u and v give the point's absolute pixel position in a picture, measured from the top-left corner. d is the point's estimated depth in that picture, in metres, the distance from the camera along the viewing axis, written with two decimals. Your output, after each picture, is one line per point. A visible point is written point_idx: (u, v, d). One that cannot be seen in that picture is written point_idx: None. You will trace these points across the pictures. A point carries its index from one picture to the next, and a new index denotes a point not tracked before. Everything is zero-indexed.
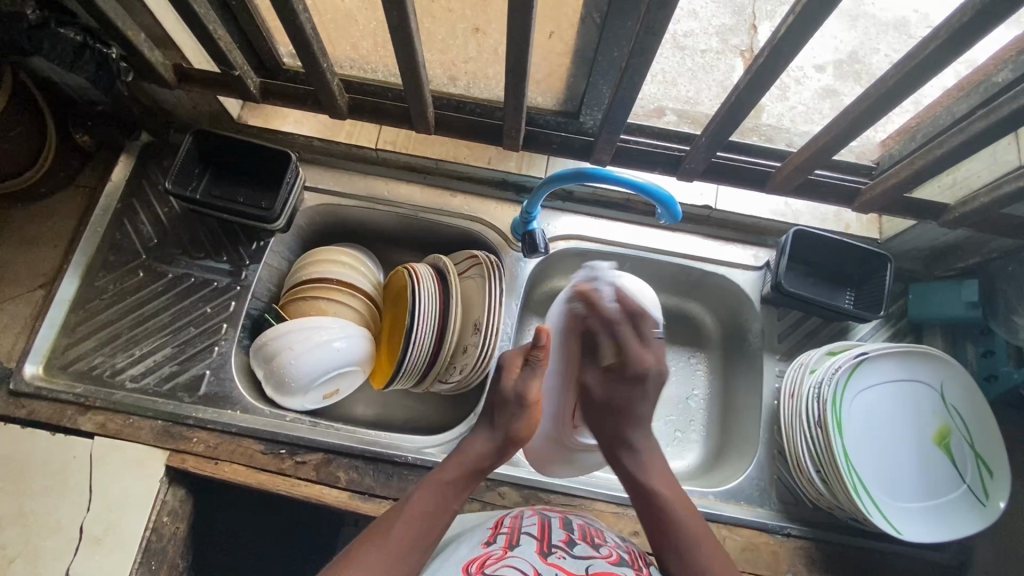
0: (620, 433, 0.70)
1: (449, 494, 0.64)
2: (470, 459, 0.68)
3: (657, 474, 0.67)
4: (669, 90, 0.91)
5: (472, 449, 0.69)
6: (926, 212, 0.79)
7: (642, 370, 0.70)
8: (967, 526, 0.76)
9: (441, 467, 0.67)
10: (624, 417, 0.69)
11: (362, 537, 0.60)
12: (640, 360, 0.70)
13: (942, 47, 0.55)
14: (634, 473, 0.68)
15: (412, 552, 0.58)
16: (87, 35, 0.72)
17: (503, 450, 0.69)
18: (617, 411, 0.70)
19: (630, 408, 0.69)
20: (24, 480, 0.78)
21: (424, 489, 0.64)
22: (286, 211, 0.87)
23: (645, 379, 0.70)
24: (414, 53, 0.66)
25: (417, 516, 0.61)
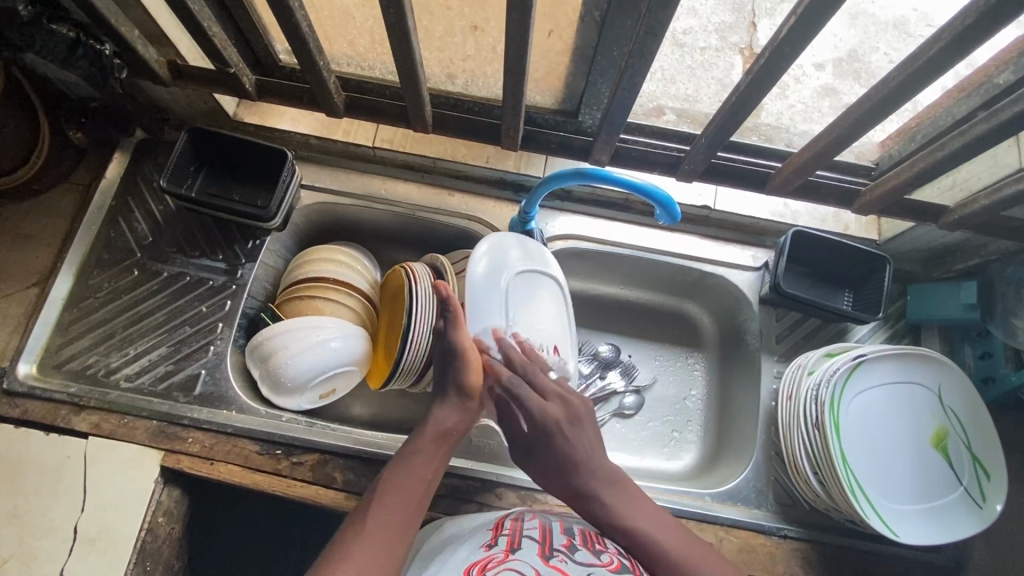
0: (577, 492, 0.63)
1: (420, 466, 0.63)
2: (433, 426, 0.66)
3: (630, 511, 0.62)
4: (668, 88, 0.90)
5: (437, 418, 0.67)
6: (925, 214, 0.79)
7: (550, 426, 0.65)
8: (964, 530, 0.77)
9: (408, 445, 0.65)
10: (566, 471, 0.64)
11: (338, 535, 0.57)
12: (545, 416, 0.66)
13: (945, 49, 0.54)
14: (610, 521, 0.61)
15: (395, 540, 0.56)
16: (80, 30, 0.71)
17: (468, 407, 0.69)
18: (559, 468, 0.64)
19: (568, 459, 0.64)
20: (17, 481, 0.77)
21: (394, 469, 0.62)
22: (282, 209, 0.86)
23: (557, 430, 0.65)
24: (411, 52, 0.65)
25: (394, 501, 0.59)
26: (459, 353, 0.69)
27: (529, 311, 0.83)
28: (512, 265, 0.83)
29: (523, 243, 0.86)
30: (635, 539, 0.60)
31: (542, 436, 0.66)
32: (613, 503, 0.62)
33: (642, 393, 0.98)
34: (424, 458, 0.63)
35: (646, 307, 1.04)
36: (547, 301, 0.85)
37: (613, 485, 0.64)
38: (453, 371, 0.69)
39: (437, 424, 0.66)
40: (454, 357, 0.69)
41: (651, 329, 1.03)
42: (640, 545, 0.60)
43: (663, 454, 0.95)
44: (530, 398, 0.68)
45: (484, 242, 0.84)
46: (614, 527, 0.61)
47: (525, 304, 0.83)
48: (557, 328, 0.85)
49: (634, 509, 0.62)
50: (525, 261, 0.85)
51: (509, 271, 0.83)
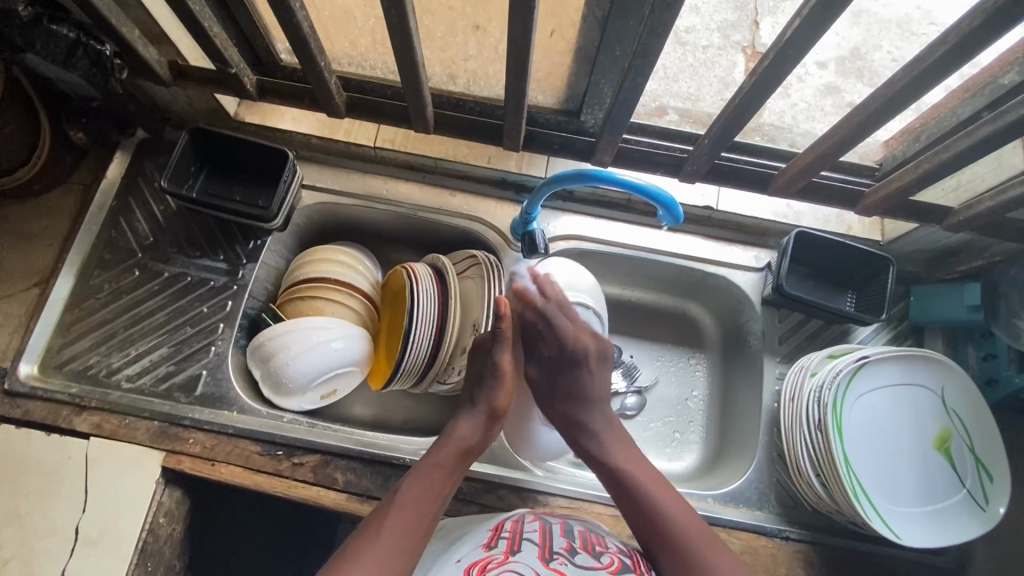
0: (581, 419, 0.73)
1: (438, 479, 0.65)
2: (456, 441, 0.70)
3: (618, 448, 0.71)
4: (670, 86, 0.91)
5: (460, 433, 0.70)
6: (929, 215, 0.78)
7: (578, 358, 0.75)
8: (967, 532, 0.76)
9: (428, 455, 0.68)
10: (576, 398, 0.74)
11: (356, 532, 0.60)
12: (577, 349, 0.75)
13: (952, 51, 0.54)
14: (600, 450, 0.71)
15: (409, 544, 0.59)
16: (81, 31, 0.71)
17: (491, 431, 0.73)
18: (571, 393, 0.75)
19: (582, 389, 0.74)
20: (19, 482, 0.77)
21: (412, 478, 0.65)
22: (283, 210, 0.86)
23: (583, 362, 0.75)
24: (413, 53, 0.65)
25: (411, 507, 0.62)
26: (498, 371, 0.73)
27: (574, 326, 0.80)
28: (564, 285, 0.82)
29: (573, 268, 0.83)
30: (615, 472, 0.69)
31: (568, 365, 0.75)
32: (606, 438, 0.72)
33: (644, 394, 0.97)
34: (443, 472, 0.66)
35: (647, 308, 1.03)
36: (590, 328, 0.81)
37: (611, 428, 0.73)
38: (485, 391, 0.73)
39: (458, 441, 0.70)
40: (491, 376, 0.73)
41: (652, 329, 1.03)
42: (626, 489, 0.67)
43: (665, 455, 0.95)
44: (564, 331, 0.76)
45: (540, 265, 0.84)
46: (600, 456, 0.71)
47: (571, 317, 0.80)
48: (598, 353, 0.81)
49: (623, 450, 0.71)
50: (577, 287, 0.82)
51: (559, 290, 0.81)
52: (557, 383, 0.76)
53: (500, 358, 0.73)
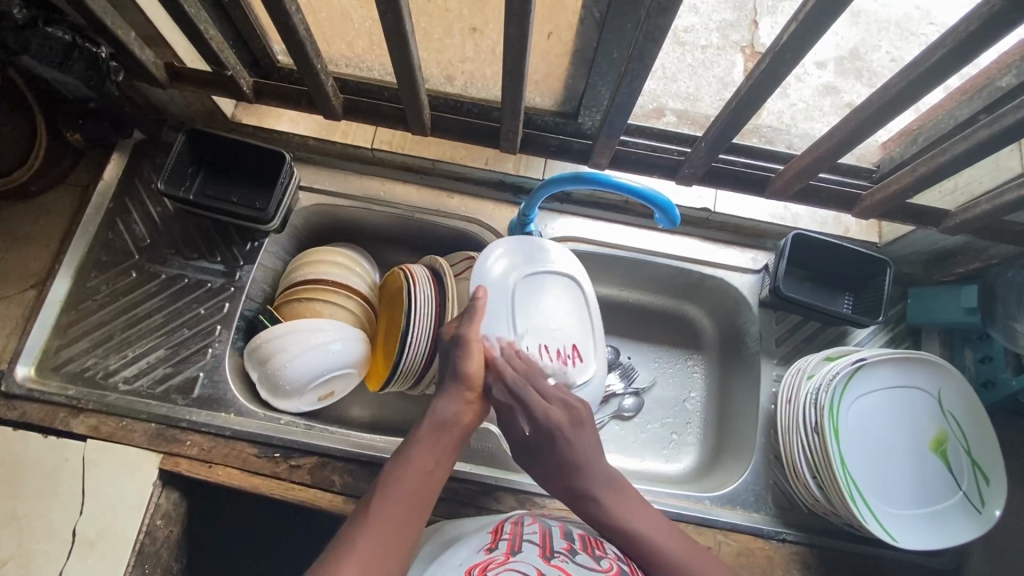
0: (576, 489, 0.61)
1: (422, 459, 0.60)
2: (433, 416, 0.64)
3: (629, 511, 0.60)
4: (669, 86, 0.90)
5: (436, 410, 0.65)
6: (926, 218, 0.79)
7: (554, 430, 0.63)
8: (963, 534, 0.76)
9: (410, 436, 0.63)
10: (564, 470, 0.62)
11: (341, 532, 0.55)
12: (548, 418, 0.64)
13: (948, 55, 0.54)
14: (610, 523, 0.59)
15: (400, 541, 0.54)
16: (76, 34, 0.71)
17: (467, 399, 0.66)
18: (557, 468, 0.62)
19: (570, 458, 0.62)
20: (16, 483, 0.77)
21: (393, 468, 0.60)
22: (280, 212, 0.86)
23: (560, 433, 0.63)
24: (409, 55, 0.65)
25: (398, 501, 0.57)
26: (461, 341, 0.69)
27: (549, 315, 0.82)
28: (541, 265, 0.83)
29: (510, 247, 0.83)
30: (635, 548, 0.58)
31: (544, 437, 0.64)
32: (615, 505, 0.60)
33: (641, 395, 0.98)
34: (425, 450, 0.61)
35: (645, 308, 1.03)
36: (572, 308, 0.84)
37: (615, 487, 0.61)
38: (454, 363, 0.68)
39: (436, 416, 0.64)
40: (457, 346, 0.69)
41: (650, 330, 1.03)
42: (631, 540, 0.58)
43: (662, 456, 0.95)
44: (530, 399, 0.66)
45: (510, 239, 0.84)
46: (610, 530, 0.59)
47: (547, 304, 0.83)
48: (583, 337, 0.84)
49: (634, 511, 0.60)
50: (554, 264, 0.84)
51: (532, 268, 0.82)
52: (542, 467, 0.64)
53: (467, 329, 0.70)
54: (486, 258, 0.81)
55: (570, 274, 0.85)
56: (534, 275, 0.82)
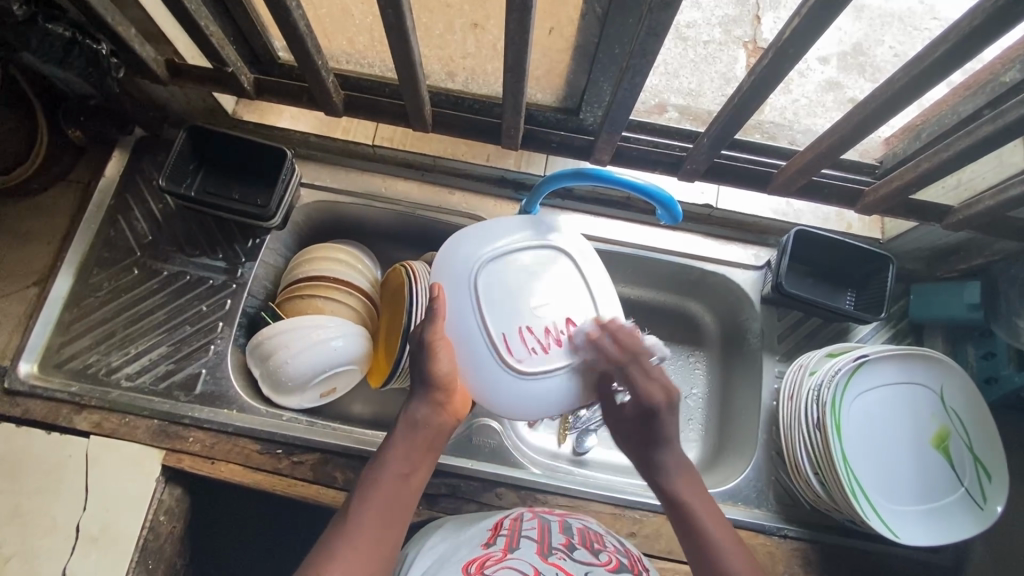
0: (652, 459, 0.66)
1: (398, 463, 0.61)
2: (407, 419, 0.64)
3: (690, 490, 0.63)
4: (671, 82, 0.90)
5: (408, 412, 0.65)
6: (929, 214, 0.78)
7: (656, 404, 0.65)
8: (965, 531, 0.76)
9: (386, 440, 0.64)
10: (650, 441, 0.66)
11: (323, 539, 0.56)
12: (648, 395, 0.65)
13: (952, 50, 0.53)
14: (668, 495, 0.64)
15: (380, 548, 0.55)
16: (76, 30, 0.70)
17: (440, 402, 0.66)
18: (645, 440, 0.66)
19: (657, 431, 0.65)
20: (19, 480, 0.77)
21: (371, 474, 0.61)
22: (282, 208, 0.86)
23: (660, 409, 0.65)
24: (410, 51, 0.64)
25: (376, 509, 0.57)
26: (428, 346, 0.67)
27: (534, 290, 0.72)
28: (512, 238, 0.73)
29: (458, 254, 0.72)
30: (688, 523, 0.61)
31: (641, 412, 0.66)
32: (677, 484, 0.64)
33: None
34: (400, 454, 0.62)
35: (646, 304, 1.03)
36: (560, 275, 0.73)
37: (684, 466, 0.65)
38: (421, 368, 0.67)
39: (408, 419, 0.64)
40: (421, 349, 0.67)
41: (652, 326, 1.03)
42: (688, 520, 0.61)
43: None
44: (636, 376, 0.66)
45: (472, 225, 0.74)
46: (673, 506, 0.63)
47: (530, 277, 0.72)
48: (581, 303, 0.73)
49: (695, 492, 0.63)
50: (528, 232, 0.74)
51: (501, 244, 0.72)
52: (630, 434, 0.68)
53: (430, 332, 0.68)
54: (445, 257, 0.73)
55: (550, 236, 0.75)
56: (504, 253, 0.72)
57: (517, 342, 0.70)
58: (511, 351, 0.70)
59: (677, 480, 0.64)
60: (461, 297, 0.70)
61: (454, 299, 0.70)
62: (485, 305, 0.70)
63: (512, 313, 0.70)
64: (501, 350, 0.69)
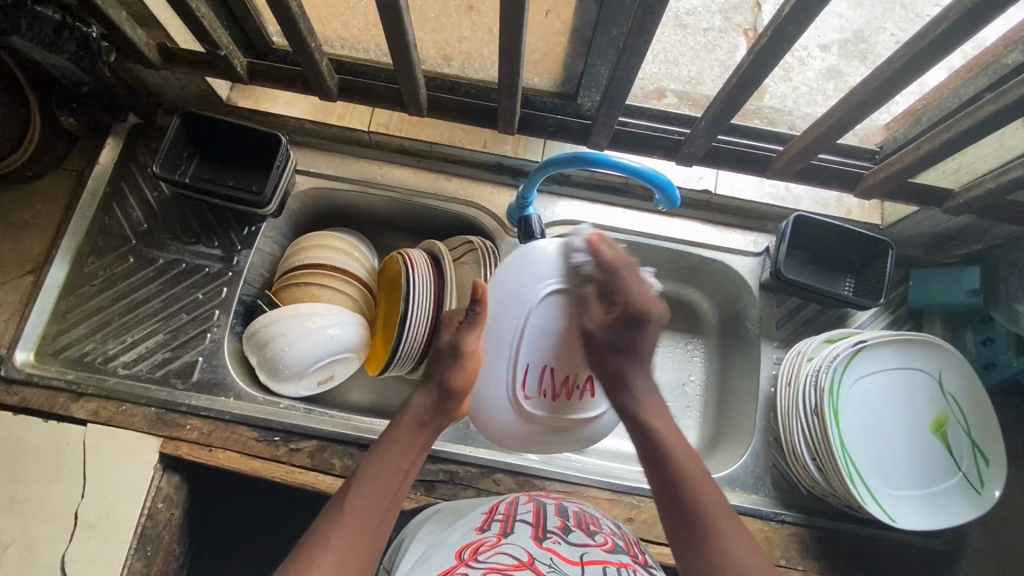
0: (622, 370, 0.67)
1: (397, 458, 0.62)
2: (411, 416, 0.66)
3: (655, 416, 0.66)
4: (670, 70, 0.87)
5: (413, 408, 0.66)
6: (930, 198, 0.78)
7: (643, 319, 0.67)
8: (963, 514, 0.77)
9: (386, 433, 0.65)
10: (629, 353, 0.67)
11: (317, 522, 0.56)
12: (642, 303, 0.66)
13: (951, 28, 0.53)
14: (636, 421, 0.66)
15: (370, 541, 0.55)
16: (65, 12, 0.69)
17: (447, 407, 0.68)
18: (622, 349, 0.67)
19: (634, 353, 0.68)
20: (18, 468, 0.77)
21: (369, 463, 0.61)
22: (277, 195, 0.85)
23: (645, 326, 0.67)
24: (404, 33, 0.63)
25: (368, 502, 0.57)
26: (461, 356, 0.67)
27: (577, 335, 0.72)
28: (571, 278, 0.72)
29: (532, 262, 0.72)
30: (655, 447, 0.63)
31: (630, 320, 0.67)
32: (646, 410, 0.66)
33: None
34: (402, 449, 0.63)
35: None
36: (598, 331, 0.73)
37: (652, 396, 0.68)
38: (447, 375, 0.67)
39: (412, 416, 0.66)
40: (455, 357, 0.67)
41: None
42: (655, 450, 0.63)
43: None
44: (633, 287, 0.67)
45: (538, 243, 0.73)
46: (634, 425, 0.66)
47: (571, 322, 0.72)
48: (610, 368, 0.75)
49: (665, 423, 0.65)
50: None
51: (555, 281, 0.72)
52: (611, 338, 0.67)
53: (469, 343, 0.68)
54: (520, 258, 0.73)
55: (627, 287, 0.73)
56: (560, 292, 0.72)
57: (533, 379, 0.73)
58: (524, 385, 0.73)
59: (645, 397, 0.67)
60: (511, 310, 0.72)
61: (505, 310, 0.72)
62: (526, 332, 0.72)
63: (545, 347, 0.72)
64: (517, 380, 0.73)
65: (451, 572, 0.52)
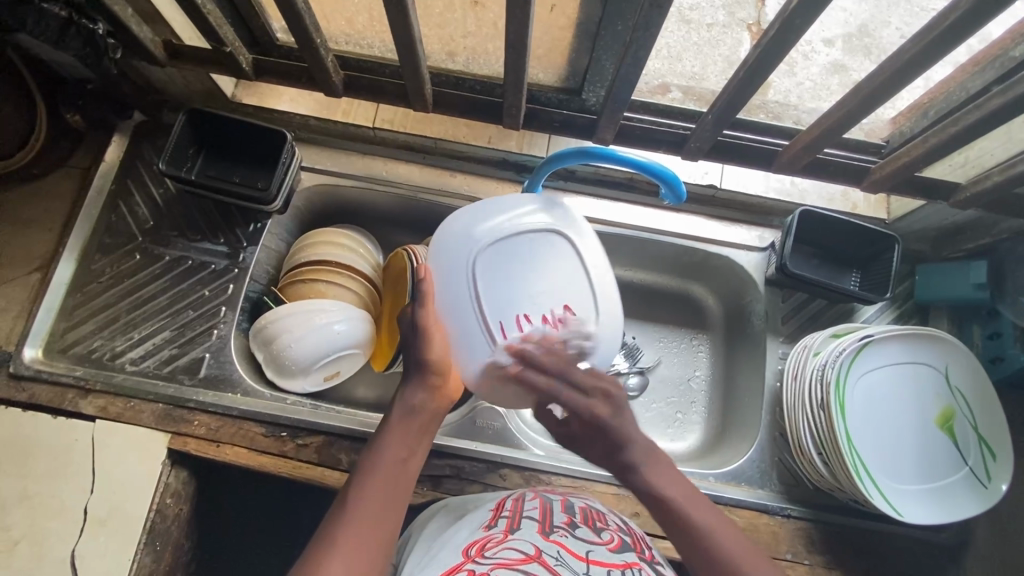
0: (623, 460, 0.63)
1: (395, 448, 0.62)
2: (402, 407, 0.65)
3: (663, 481, 0.62)
4: (673, 66, 0.86)
5: (404, 400, 0.66)
6: (936, 192, 0.77)
7: (596, 418, 0.63)
8: (970, 508, 0.76)
9: (381, 428, 0.64)
10: (613, 448, 0.63)
11: (322, 524, 0.56)
12: (587, 411, 0.64)
13: (959, 21, 0.52)
14: (648, 495, 0.61)
15: (378, 537, 0.55)
16: (71, 9, 0.69)
17: (435, 385, 0.67)
18: (605, 449, 0.64)
19: (613, 443, 0.63)
20: (27, 463, 0.78)
21: (368, 458, 0.61)
22: (282, 191, 0.85)
23: (603, 421, 0.63)
24: (409, 29, 0.63)
25: (373, 498, 0.57)
26: (423, 331, 0.68)
27: (521, 271, 0.70)
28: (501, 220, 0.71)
29: (441, 257, 0.71)
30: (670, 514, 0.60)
31: (588, 427, 0.64)
32: (657, 483, 0.61)
33: (646, 374, 0.97)
34: (397, 439, 0.62)
35: (651, 288, 1.03)
36: (558, 251, 0.72)
37: (653, 459, 0.63)
38: (416, 350, 0.68)
39: (405, 406, 0.66)
40: (415, 332, 0.68)
41: (656, 310, 1.02)
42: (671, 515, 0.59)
43: (666, 435, 0.95)
44: (568, 396, 0.65)
45: (453, 218, 0.73)
46: (651, 501, 0.61)
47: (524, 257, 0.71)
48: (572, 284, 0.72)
49: (671, 483, 0.61)
50: (495, 218, 0.71)
51: (480, 230, 0.70)
52: (588, 448, 0.65)
53: (423, 316, 0.68)
54: (435, 261, 0.71)
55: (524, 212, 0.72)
56: (500, 232, 0.70)
57: (512, 324, 0.68)
58: (505, 331, 0.68)
59: (655, 478, 0.62)
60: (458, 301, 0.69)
61: (451, 299, 0.69)
62: (482, 298, 0.68)
63: (508, 299, 0.69)
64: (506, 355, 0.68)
65: (458, 569, 0.52)
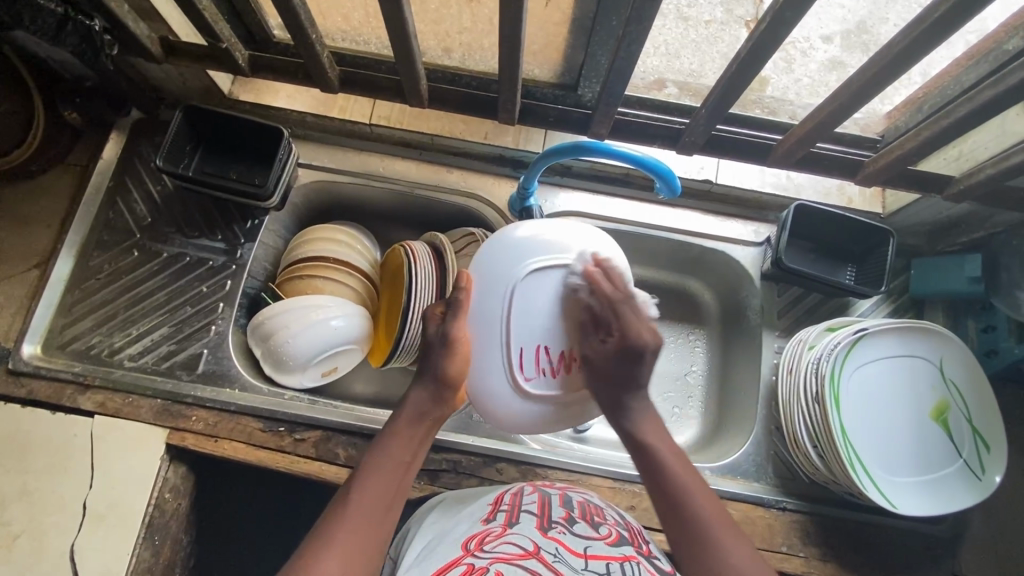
0: (626, 395, 0.65)
1: (399, 449, 0.62)
2: (409, 409, 0.65)
3: (658, 436, 0.64)
4: (671, 63, 0.87)
5: (412, 401, 0.66)
6: (931, 185, 0.78)
7: (638, 348, 0.65)
8: (965, 500, 0.77)
9: (386, 427, 0.64)
10: (628, 383, 0.65)
11: (321, 519, 0.56)
12: (633, 337, 0.65)
13: (949, 12, 0.53)
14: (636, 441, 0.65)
15: (376, 532, 0.55)
16: (68, 5, 0.69)
17: (447, 396, 0.67)
18: (623, 383, 0.65)
19: (634, 379, 0.65)
20: (27, 458, 0.78)
21: (372, 457, 0.61)
22: (280, 187, 0.85)
23: (642, 353, 0.65)
24: (404, 24, 0.64)
25: (372, 493, 0.57)
26: (449, 343, 0.66)
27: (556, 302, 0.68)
28: (527, 244, 0.68)
29: (482, 268, 0.69)
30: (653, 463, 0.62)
31: (625, 355, 0.65)
32: (644, 431, 0.65)
33: None
34: (403, 441, 0.63)
35: (648, 284, 1.03)
36: None
37: (652, 415, 0.66)
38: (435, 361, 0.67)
39: (413, 408, 0.66)
40: (440, 342, 0.66)
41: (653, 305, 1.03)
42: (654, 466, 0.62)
43: None
44: (628, 322, 0.65)
45: (485, 246, 0.71)
46: (640, 449, 0.64)
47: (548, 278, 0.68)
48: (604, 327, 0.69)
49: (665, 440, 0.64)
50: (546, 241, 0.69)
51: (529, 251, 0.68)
52: (605, 375, 0.66)
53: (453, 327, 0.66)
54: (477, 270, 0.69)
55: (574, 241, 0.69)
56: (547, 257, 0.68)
57: (531, 360, 0.67)
58: (523, 367, 0.68)
59: (645, 425, 0.65)
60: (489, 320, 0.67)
61: (483, 315, 0.68)
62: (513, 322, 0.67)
63: (537, 329, 0.67)
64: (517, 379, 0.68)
65: (457, 562, 0.53)
